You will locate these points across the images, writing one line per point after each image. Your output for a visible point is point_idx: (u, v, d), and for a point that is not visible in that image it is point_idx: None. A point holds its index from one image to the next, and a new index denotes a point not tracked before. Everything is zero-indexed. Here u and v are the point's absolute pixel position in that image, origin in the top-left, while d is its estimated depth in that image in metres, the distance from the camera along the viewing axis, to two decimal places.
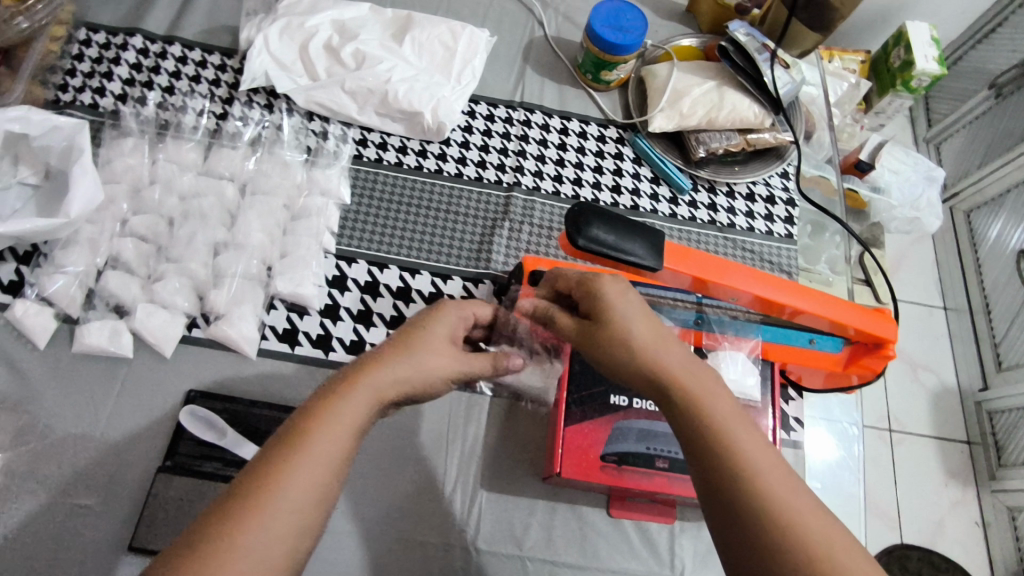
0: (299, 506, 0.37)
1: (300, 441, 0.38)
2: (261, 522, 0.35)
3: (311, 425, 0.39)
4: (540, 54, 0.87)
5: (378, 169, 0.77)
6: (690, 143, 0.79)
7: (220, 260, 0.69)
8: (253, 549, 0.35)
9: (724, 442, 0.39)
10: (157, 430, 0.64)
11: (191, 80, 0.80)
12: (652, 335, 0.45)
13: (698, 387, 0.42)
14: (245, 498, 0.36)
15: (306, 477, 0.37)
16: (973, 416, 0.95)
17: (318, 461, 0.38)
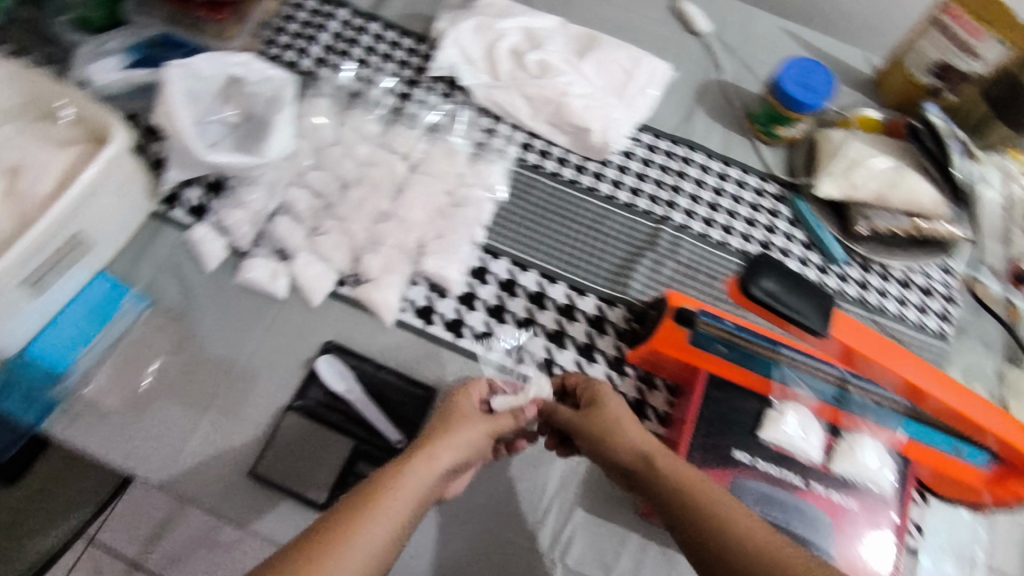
0: (375, 549, 0.41)
1: (370, 493, 0.44)
2: (347, 550, 0.40)
3: (381, 486, 0.44)
4: (713, 97, 0.87)
5: (537, 175, 0.79)
6: (852, 215, 0.78)
7: (379, 229, 0.73)
8: (338, 572, 0.39)
9: (712, 505, 0.45)
10: (293, 371, 0.68)
11: (383, 57, 0.85)
12: (636, 427, 0.53)
13: (675, 464, 0.49)
14: (324, 534, 0.41)
15: (377, 525, 0.42)
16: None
17: (389, 512, 0.43)
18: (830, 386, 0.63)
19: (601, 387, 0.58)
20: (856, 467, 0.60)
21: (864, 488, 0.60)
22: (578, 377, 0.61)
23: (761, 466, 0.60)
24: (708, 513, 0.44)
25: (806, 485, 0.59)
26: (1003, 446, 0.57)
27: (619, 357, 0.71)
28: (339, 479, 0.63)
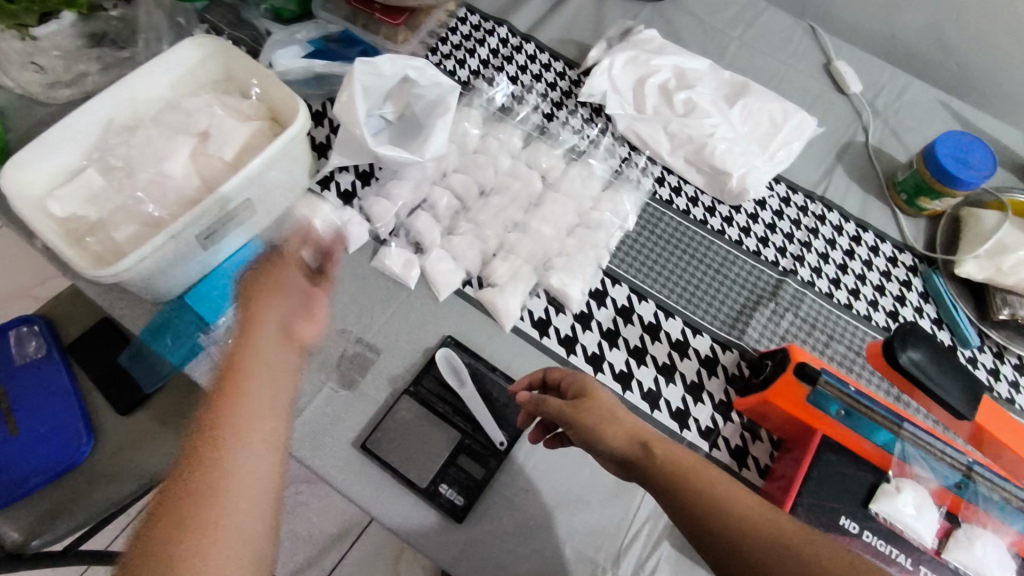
0: (258, 429, 0.48)
1: (233, 369, 0.51)
2: (246, 443, 0.47)
3: (236, 375, 0.50)
4: (855, 159, 0.86)
5: (666, 210, 0.81)
6: (993, 300, 0.74)
7: (510, 238, 0.77)
8: (243, 464, 0.46)
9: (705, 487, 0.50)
10: (411, 357, 0.71)
11: (534, 77, 0.89)
12: (625, 416, 0.57)
13: (671, 450, 0.53)
14: (213, 412, 0.48)
15: (252, 406, 0.49)
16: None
17: (256, 389, 0.50)
18: (953, 471, 0.61)
19: (588, 380, 0.60)
20: (974, 562, 0.57)
21: None
22: (560, 371, 0.63)
23: (867, 538, 0.57)
24: (708, 495, 0.49)
25: (915, 569, 0.57)
26: None
27: (727, 403, 0.71)
28: (441, 468, 0.65)
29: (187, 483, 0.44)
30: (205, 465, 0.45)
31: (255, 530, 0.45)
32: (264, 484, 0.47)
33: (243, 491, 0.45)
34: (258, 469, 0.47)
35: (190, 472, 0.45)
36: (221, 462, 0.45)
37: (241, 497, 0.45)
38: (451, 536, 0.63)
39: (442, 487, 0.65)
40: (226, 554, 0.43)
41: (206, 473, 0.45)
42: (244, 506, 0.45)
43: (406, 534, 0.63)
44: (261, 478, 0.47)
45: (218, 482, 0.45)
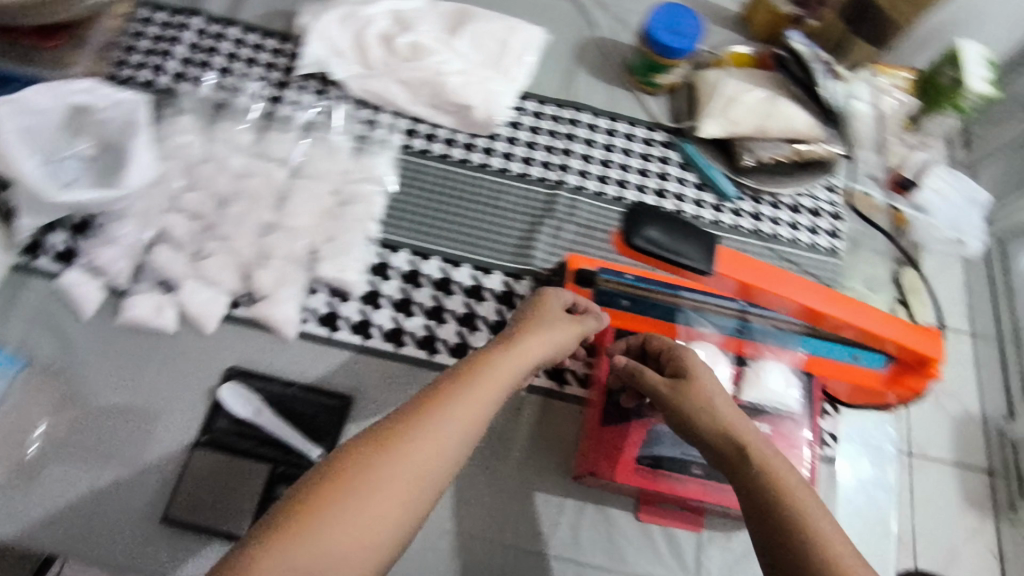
0: (453, 420, 0.41)
1: (458, 379, 0.44)
2: (428, 431, 0.40)
3: (463, 383, 0.43)
4: (593, 55, 0.87)
5: (424, 160, 0.76)
6: (736, 150, 0.79)
7: (266, 242, 0.69)
8: (417, 451, 0.39)
9: (791, 506, 0.41)
10: (197, 405, 0.65)
11: (247, 62, 0.80)
12: (727, 405, 0.48)
13: (773, 458, 0.44)
14: (417, 402, 0.42)
15: (458, 397, 0.42)
16: (995, 448, 0.80)
17: (460, 396, 0.42)
18: (731, 320, 0.64)
19: (689, 355, 0.52)
20: (766, 393, 0.62)
21: (773, 411, 0.62)
22: (663, 341, 0.56)
23: None
24: (781, 501, 0.41)
25: None
26: (895, 348, 0.61)
27: None
28: (259, 506, 0.60)
29: (319, 484, 0.37)
30: (358, 457, 0.38)
31: (377, 543, 0.36)
32: (402, 505, 0.38)
33: (384, 496, 0.37)
34: (440, 461, 0.40)
35: (329, 476, 0.38)
36: (377, 454, 0.39)
37: (378, 506, 0.37)
38: None
39: None
40: (336, 551, 0.35)
41: (341, 480, 0.37)
42: (356, 520, 0.36)
43: None
44: (411, 492, 0.38)
45: (350, 484, 0.37)
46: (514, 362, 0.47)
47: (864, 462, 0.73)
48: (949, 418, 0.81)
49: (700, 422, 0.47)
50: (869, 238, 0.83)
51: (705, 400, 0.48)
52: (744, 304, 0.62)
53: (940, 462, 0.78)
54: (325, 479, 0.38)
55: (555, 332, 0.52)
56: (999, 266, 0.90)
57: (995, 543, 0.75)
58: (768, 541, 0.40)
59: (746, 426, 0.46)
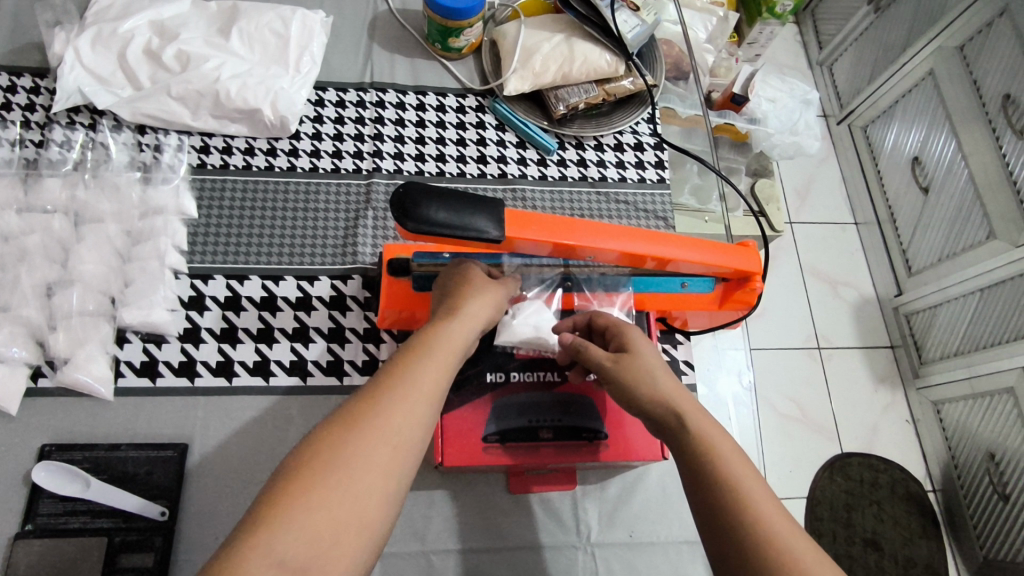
0: (422, 400, 0.42)
1: (414, 357, 0.44)
2: (381, 422, 0.40)
3: (422, 361, 0.44)
4: (386, 29, 0.83)
5: (225, 176, 0.73)
6: (550, 101, 0.78)
7: (55, 301, 0.63)
8: (393, 429, 0.40)
9: (717, 466, 0.43)
10: (11, 495, 0.59)
11: (3, 109, 0.73)
12: (672, 381, 0.49)
13: (706, 421, 0.46)
14: (381, 380, 0.42)
15: (419, 378, 0.43)
16: (893, 321, 1.08)
17: (421, 373, 0.43)
18: (556, 276, 0.64)
19: (632, 333, 0.53)
20: None
21: None
22: (610, 318, 0.56)
23: (516, 377, 0.60)
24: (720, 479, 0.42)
25: (561, 377, 0.61)
26: (716, 269, 0.62)
27: (372, 327, 0.69)
28: None
29: (292, 474, 0.37)
30: (331, 440, 0.39)
31: (346, 548, 0.35)
32: (382, 489, 0.38)
33: (367, 477, 0.37)
34: (412, 437, 0.41)
35: (298, 469, 0.37)
36: (339, 448, 0.38)
37: (362, 486, 0.37)
38: None
39: None
40: (300, 555, 0.34)
41: (300, 483, 0.36)
42: (322, 521, 0.35)
43: None
44: (388, 475, 0.38)
45: (328, 470, 0.37)
46: (461, 336, 0.48)
47: (727, 381, 0.74)
48: (849, 306, 1.09)
49: (643, 398, 0.48)
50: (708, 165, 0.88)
51: (648, 377, 0.48)
52: (567, 260, 0.62)
53: (847, 347, 1.06)
54: (286, 484, 0.36)
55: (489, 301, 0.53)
56: (870, 164, 1.15)
57: (908, 410, 1.02)
58: (699, 499, 0.43)
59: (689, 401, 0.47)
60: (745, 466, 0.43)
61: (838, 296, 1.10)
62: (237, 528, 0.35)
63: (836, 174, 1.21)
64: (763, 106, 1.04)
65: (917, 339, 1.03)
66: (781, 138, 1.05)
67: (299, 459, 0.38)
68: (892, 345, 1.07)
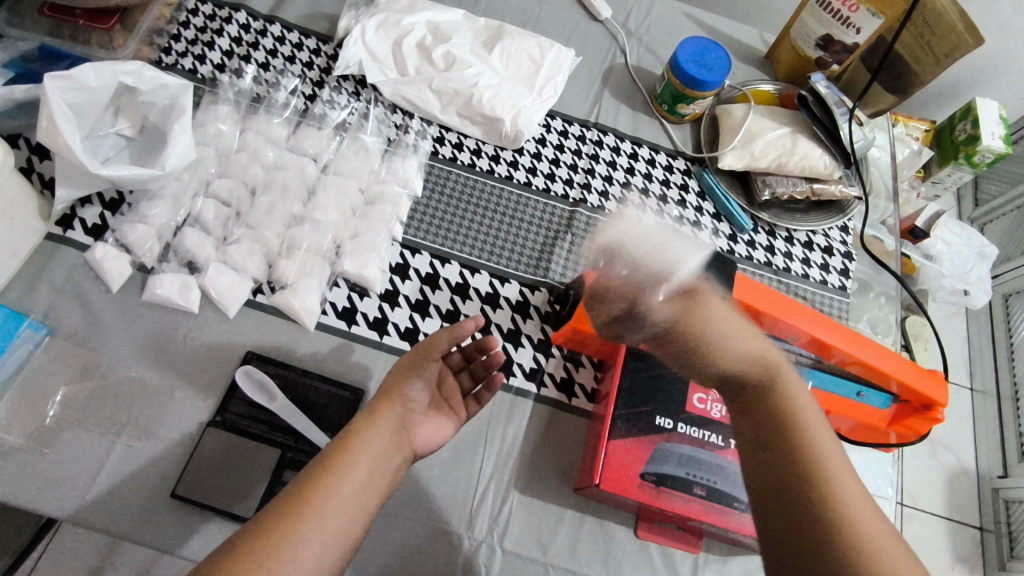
0: (363, 469, 0.46)
1: (313, 477, 0.45)
2: (333, 495, 0.44)
3: (320, 482, 0.44)
4: (619, 80, 0.90)
5: (451, 167, 0.80)
6: (756, 184, 0.81)
7: (293, 233, 0.72)
8: (341, 501, 0.44)
9: (801, 435, 0.43)
10: (212, 386, 0.66)
11: (287, 59, 0.83)
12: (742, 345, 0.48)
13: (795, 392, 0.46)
14: (335, 451, 0.47)
15: (368, 448, 0.47)
16: (989, 504, 0.87)
17: (370, 442, 0.48)
18: None
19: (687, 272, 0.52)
20: None
21: None
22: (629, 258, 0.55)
23: (683, 430, 0.61)
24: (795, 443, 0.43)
25: (727, 444, 0.62)
26: (901, 388, 0.62)
27: (545, 340, 0.72)
28: (266, 491, 0.61)
29: (252, 537, 0.41)
30: (292, 507, 0.42)
31: None
32: (331, 540, 0.42)
33: (318, 533, 0.42)
34: (362, 501, 0.45)
35: (264, 534, 0.41)
36: (292, 516, 0.42)
37: (316, 540, 0.42)
38: None
39: None
40: None
41: (257, 551, 0.40)
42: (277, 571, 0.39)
43: None
44: (342, 530, 0.43)
45: (287, 534, 0.41)
46: (378, 432, 0.49)
47: None
48: (943, 473, 0.89)
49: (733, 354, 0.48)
50: (873, 283, 0.84)
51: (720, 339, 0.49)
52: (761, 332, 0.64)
53: (931, 514, 0.86)
54: (251, 543, 0.40)
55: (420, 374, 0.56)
56: (1004, 335, 0.96)
57: None
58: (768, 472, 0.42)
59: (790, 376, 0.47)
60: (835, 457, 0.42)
61: (935, 459, 0.90)
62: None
63: (961, 335, 1.00)
64: (939, 246, 0.94)
65: (1014, 529, 0.83)
66: (951, 283, 0.94)
67: (257, 521, 0.42)
68: (980, 526, 0.86)
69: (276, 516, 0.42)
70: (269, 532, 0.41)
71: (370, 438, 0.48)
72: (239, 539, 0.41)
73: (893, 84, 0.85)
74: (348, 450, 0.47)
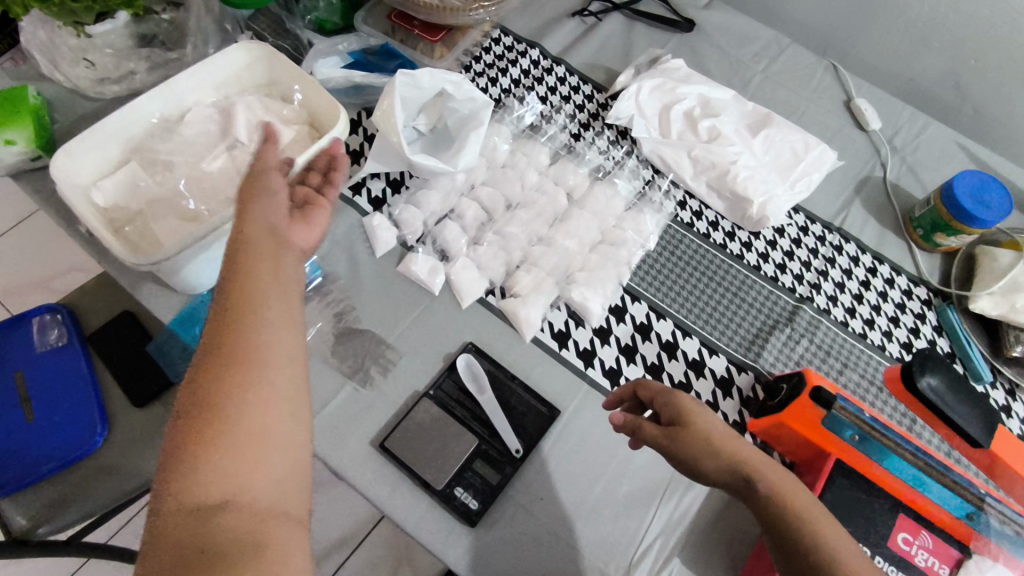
0: (258, 314, 0.43)
1: (218, 334, 0.42)
2: (245, 337, 0.42)
3: (221, 340, 0.42)
4: (873, 193, 0.89)
5: (687, 233, 0.83)
6: (1007, 337, 0.76)
7: (534, 251, 0.79)
8: (261, 355, 0.42)
9: (791, 508, 0.48)
10: (433, 362, 0.73)
11: (563, 98, 0.92)
12: (718, 430, 0.53)
13: (767, 467, 0.50)
14: (224, 286, 0.44)
15: (259, 279, 0.45)
16: None
17: (261, 275, 0.45)
18: (966, 502, 0.61)
19: (683, 399, 0.56)
20: None
21: None
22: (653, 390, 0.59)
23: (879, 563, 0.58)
24: (791, 515, 0.48)
25: None
26: None
27: (740, 423, 0.72)
28: (458, 471, 0.65)
29: (193, 404, 0.40)
30: (212, 372, 0.41)
31: (274, 464, 0.41)
32: (279, 402, 0.42)
33: (256, 397, 0.41)
34: (275, 340, 0.43)
35: (200, 396, 0.40)
36: (225, 372, 0.41)
37: (250, 403, 0.40)
38: (463, 541, 0.63)
39: (457, 490, 0.65)
40: (234, 471, 0.39)
41: (203, 435, 0.39)
42: (243, 435, 0.40)
43: (419, 536, 0.63)
44: (288, 398, 0.43)
45: (225, 400, 0.40)
46: (268, 258, 0.47)
47: None
48: None
49: (711, 454, 0.51)
50: None
51: (703, 428, 0.53)
52: None
53: None
54: (196, 425, 0.39)
55: (276, 196, 0.50)
56: None
57: None
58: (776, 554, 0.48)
59: (754, 453, 0.52)
60: (844, 536, 0.47)
61: None
62: (159, 474, 0.39)
63: None
64: None
65: None
66: None
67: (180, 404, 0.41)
68: None
69: (203, 376, 0.41)
70: (202, 407, 0.40)
71: (260, 274, 0.45)
72: (177, 423, 0.40)
73: None
74: (237, 290, 0.44)
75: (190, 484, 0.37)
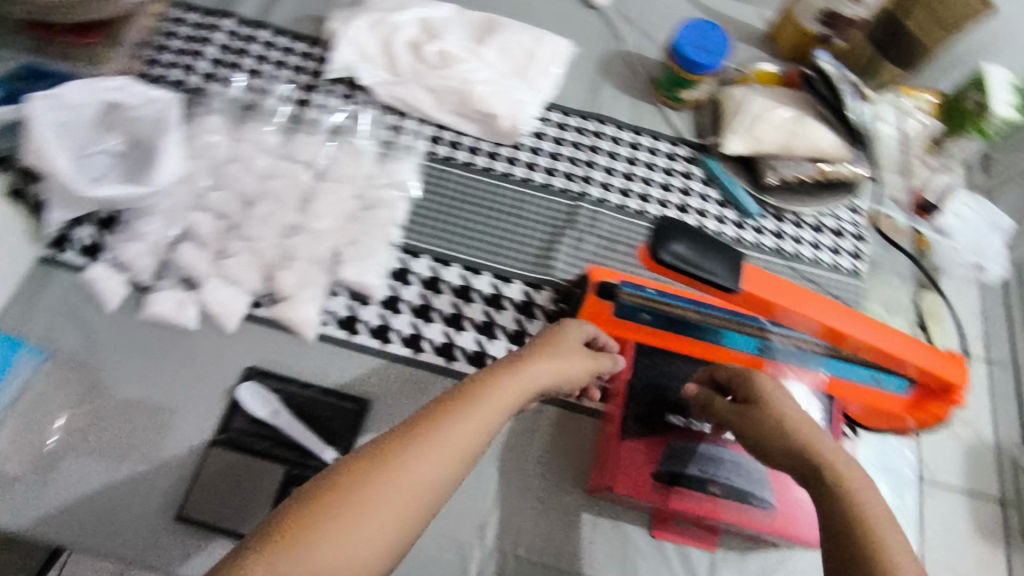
0: (444, 454, 0.40)
1: (416, 446, 0.39)
2: (414, 457, 0.39)
3: (410, 444, 0.39)
4: (617, 69, 0.88)
5: (448, 167, 0.77)
6: (761, 167, 0.80)
7: (290, 243, 0.70)
8: (417, 475, 0.38)
9: (839, 486, 0.43)
10: (216, 403, 0.65)
11: (276, 65, 0.82)
12: (801, 419, 0.48)
13: (830, 449, 0.45)
14: (414, 423, 0.41)
15: (457, 431, 0.41)
16: None
17: (461, 424, 0.41)
18: (751, 338, 0.65)
19: (758, 376, 0.51)
20: None
21: None
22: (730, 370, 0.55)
23: (694, 426, 0.61)
24: (843, 500, 0.42)
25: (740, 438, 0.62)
26: (922, 374, 0.59)
27: None
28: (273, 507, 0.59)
29: (334, 483, 0.37)
30: (356, 470, 0.38)
31: (364, 562, 0.35)
32: (398, 511, 0.37)
33: (378, 507, 0.37)
34: (441, 469, 0.39)
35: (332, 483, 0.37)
36: (371, 472, 0.38)
37: (374, 514, 0.36)
38: None
39: None
40: (324, 561, 0.34)
41: (305, 524, 0.35)
42: (360, 526, 0.36)
43: None
44: (409, 504, 0.38)
45: (346, 496, 0.37)
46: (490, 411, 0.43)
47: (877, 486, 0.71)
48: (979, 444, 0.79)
49: (775, 435, 0.47)
50: (891, 261, 0.82)
51: (782, 413, 0.48)
52: (770, 324, 0.62)
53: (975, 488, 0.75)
54: (313, 501, 0.36)
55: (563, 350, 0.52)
56: None
57: None
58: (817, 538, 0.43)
59: (833, 444, 0.46)
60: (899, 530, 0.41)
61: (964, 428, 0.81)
62: (257, 533, 0.36)
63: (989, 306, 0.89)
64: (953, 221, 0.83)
65: None
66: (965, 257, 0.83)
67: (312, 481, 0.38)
68: None
69: (353, 467, 0.38)
70: (323, 498, 0.37)
71: (476, 423, 0.42)
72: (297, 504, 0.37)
73: (886, 50, 0.82)
74: (420, 431, 0.40)
75: (275, 563, 0.34)
